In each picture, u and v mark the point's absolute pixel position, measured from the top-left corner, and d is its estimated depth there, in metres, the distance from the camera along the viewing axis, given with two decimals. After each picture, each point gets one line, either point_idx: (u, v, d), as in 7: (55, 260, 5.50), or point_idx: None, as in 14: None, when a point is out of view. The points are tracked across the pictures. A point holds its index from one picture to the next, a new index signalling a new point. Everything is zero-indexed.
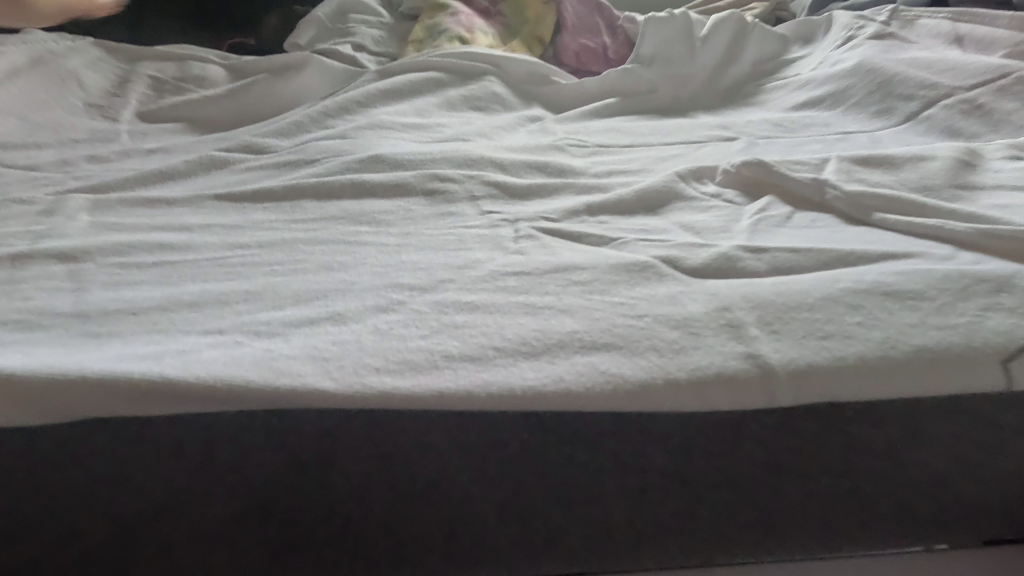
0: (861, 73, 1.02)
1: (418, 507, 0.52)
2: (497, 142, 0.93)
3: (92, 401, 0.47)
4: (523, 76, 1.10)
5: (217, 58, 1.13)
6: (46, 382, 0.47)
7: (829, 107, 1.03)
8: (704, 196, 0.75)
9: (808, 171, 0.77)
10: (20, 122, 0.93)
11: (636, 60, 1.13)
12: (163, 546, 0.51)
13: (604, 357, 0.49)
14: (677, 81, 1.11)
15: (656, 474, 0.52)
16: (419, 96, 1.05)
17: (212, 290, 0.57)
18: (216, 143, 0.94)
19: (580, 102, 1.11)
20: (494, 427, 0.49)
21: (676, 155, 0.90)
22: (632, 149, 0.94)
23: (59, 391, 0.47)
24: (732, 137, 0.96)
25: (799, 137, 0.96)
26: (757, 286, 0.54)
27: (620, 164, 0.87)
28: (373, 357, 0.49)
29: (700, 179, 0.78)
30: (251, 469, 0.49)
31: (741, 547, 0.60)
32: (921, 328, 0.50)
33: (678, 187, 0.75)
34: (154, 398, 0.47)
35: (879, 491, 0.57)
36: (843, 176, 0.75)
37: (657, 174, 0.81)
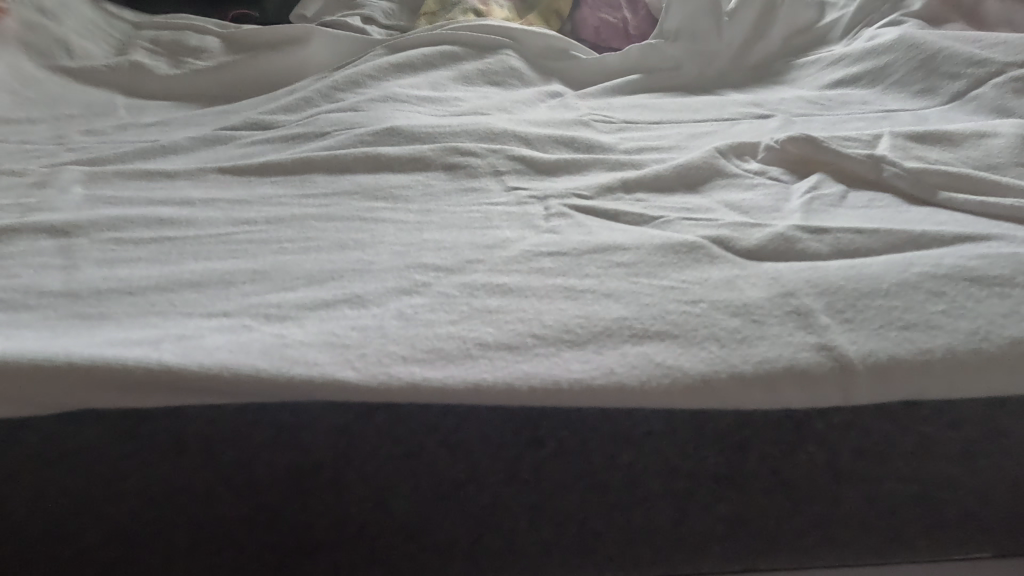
0: (902, 48, 0.91)
1: (443, 511, 0.47)
2: (518, 115, 0.87)
3: (80, 393, 0.42)
4: (544, 48, 1.03)
5: (218, 27, 1.07)
6: (27, 371, 0.41)
7: (867, 86, 0.93)
8: (748, 173, 0.68)
9: (860, 146, 0.70)
10: (13, 92, 0.88)
11: (659, 35, 1.03)
12: (165, 549, 0.47)
13: (658, 348, 0.44)
14: (702, 57, 1.01)
15: (707, 477, 0.47)
16: (435, 68, 0.98)
17: (216, 268, 0.52)
18: (220, 117, 0.88)
19: (600, 77, 1.02)
20: (532, 424, 0.44)
21: (710, 132, 0.83)
22: (661, 125, 0.87)
23: (42, 382, 0.41)
24: (767, 112, 0.88)
25: (837, 114, 0.87)
26: (823, 269, 0.49)
27: (650, 140, 0.79)
28: (397, 345, 0.44)
29: (741, 156, 0.71)
30: (261, 469, 0.44)
31: (791, 554, 0.55)
32: (1013, 318, 0.45)
33: (719, 163, 0.68)
34: (150, 390, 0.42)
35: (948, 497, 0.51)
36: (899, 152, 0.68)
37: (695, 149, 0.75)
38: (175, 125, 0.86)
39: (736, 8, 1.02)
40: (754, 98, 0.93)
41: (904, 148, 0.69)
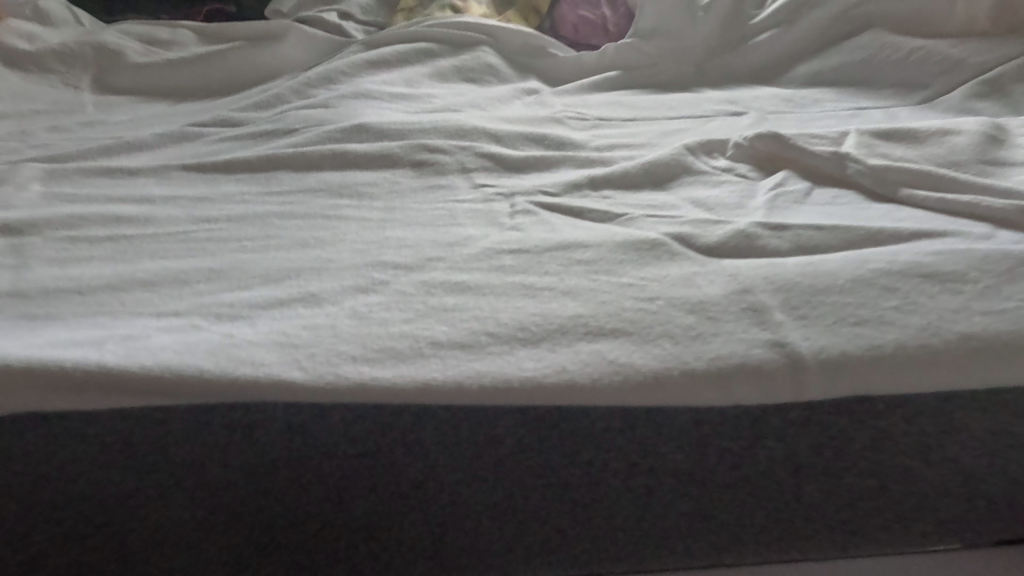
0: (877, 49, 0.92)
1: (402, 510, 0.47)
2: (490, 113, 0.87)
3: (18, 397, 0.41)
4: (519, 46, 1.03)
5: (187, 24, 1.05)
6: None
7: (841, 86, 0.93)
8: (715, 171, 0.68)
9: (826, 143, 0.71)
10: None
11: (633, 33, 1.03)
12: (119, 553, 0.46)
13: (613, 345, 0.44)
14: (677, 55, 1.01)
15: (665, 474, 0.47)
16: (407, 64, 0.97)
17: (172, 267, 0.51)
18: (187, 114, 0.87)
19: (575, 75, 1.02)
20: (487, 422, 0.43)
21: (681, 130, 0.83)
22: (634, 123, 0.87)
23: None
24: (739, 110, 0.88)
25: (809, 112, 0.88)
26: (780, 266, 0.49)
27: (621, 138, 0.79)
28: (350, 344, 0.43)
29: (709, 153, 0.71)
30: (214, 471, 0.44)
31: (755, 549, 0.55)
32: (964, 314, 0.45)
33: (687, 160, 0.69)
34: (95, 392, 0.41)
35: (906, 490, 0.52)
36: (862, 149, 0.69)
37: (665, 145, 0.75)
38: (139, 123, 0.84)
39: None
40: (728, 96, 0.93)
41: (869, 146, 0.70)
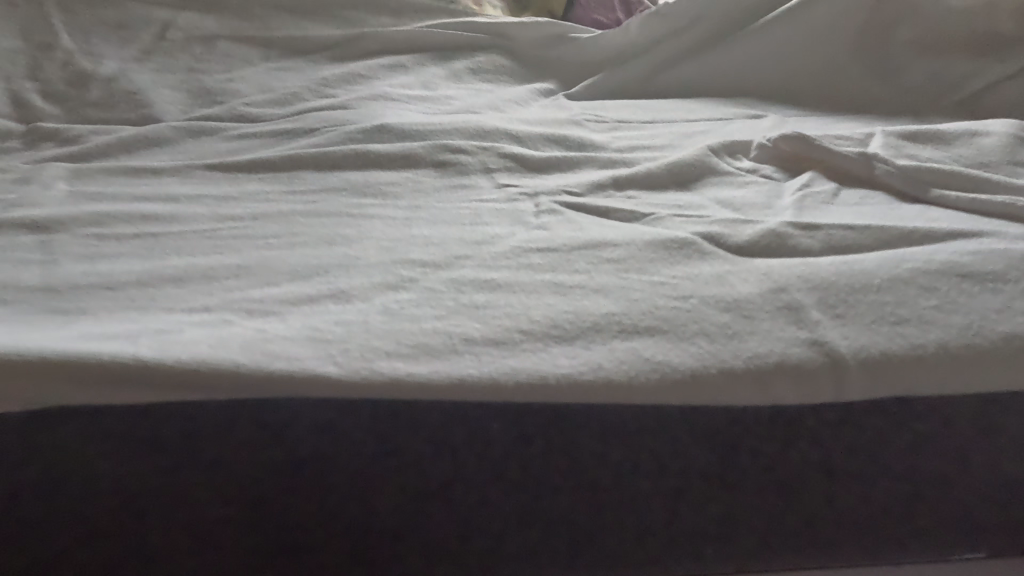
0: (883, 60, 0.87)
1: (430, 511, 0.46)
2: (511, 114, 0.86)
3: (54, 390, 0.41)
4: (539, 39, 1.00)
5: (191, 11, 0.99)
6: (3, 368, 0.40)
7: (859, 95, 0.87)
8: (740, 171, 0.68)
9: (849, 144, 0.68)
10: None
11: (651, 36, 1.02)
12: (144, 551, 0.46)
13: (647, 342, 0.43)
14: None
15: (698, 475, 0.47)
16: (426, 67, 0.97)
17: (199, 263, 0.51)
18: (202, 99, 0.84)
19: None
20: (518, 421, 0.43)
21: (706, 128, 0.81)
22: (653, 125, 0.86)
23: (18, 378, 0.40)
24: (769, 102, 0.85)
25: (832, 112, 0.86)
26: (814, 265, 0.48)
27: (642, 139, 0.78)
28: (382, 340, 0.43)
29: (733, 153, 0.71)
30: (241, 468, 0.43)
31: (784, 555, 0.54)
32: (1007, 314, 0.44)
33: (711, 161, 0.68)
34: (130, 385, 0.41)
35: (943, 495, 0.51)
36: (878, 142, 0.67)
37: (689, 146, 0.74)
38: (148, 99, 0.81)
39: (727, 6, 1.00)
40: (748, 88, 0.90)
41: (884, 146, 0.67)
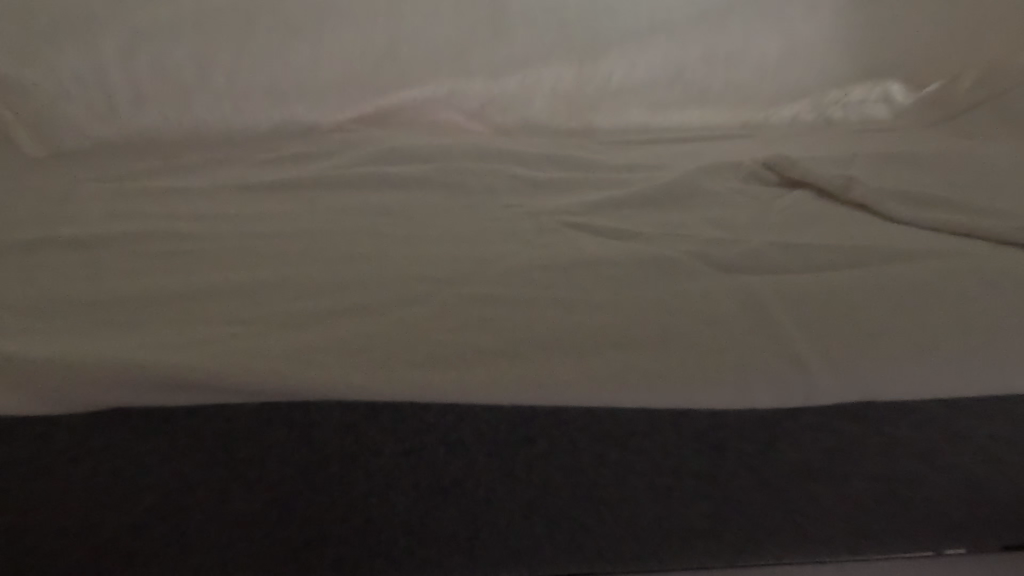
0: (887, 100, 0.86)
1: (442, 507, 0.52)
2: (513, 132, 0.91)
3: (118, 393, 0.46)
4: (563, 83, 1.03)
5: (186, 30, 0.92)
6: (78, 371, 0.45)
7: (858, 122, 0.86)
8: (731, 191, 0.72)
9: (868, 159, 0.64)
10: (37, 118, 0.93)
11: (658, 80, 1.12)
12: (185, 539, 0.52)
13: (637, 353, 0.48)
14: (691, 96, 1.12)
15: (686, 473, 0.51)
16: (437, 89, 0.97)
17: (230, 280, 0.55)
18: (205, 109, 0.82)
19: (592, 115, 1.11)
20: (523, 423, 0.48)
21: (699, 138, 0.85)
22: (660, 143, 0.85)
23: (87, 381, 0.45)
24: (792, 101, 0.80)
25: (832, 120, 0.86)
26: (790, 281, 0.53)
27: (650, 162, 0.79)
28: (402, 350, 0.48)
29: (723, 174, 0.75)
30: (274, 466, 0.48)
31: (763, 545, 0.60)
32: (960, 328, 0.49)
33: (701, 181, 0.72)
34: (186, 390, 0.46)
35: (909, 493, 0.56)
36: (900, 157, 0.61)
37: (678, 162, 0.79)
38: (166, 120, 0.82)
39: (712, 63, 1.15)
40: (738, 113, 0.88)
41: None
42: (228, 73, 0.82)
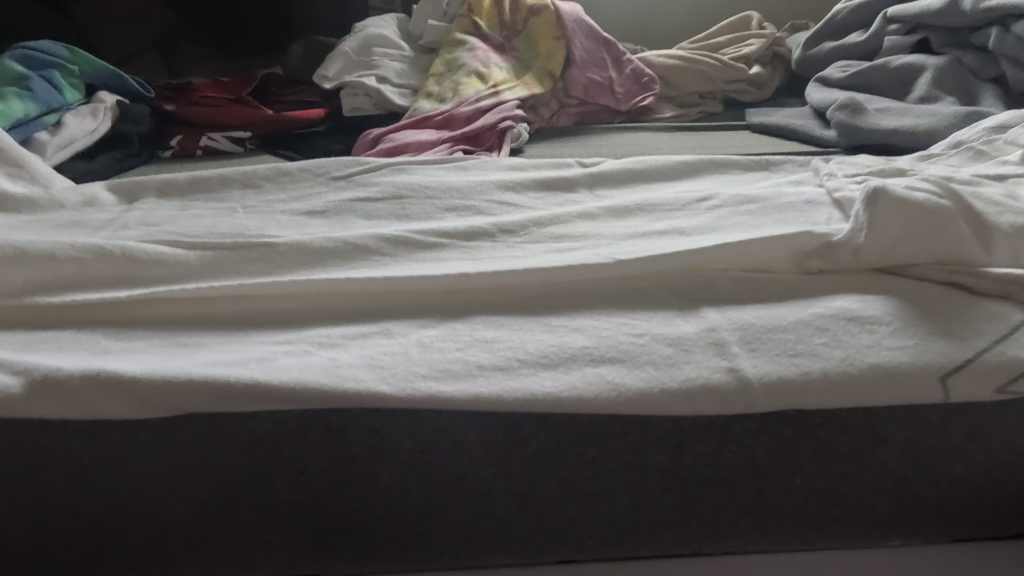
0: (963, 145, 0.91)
1: (451, 499, 0.63)
2: (505, 161, 1.00)
3: (194, 401, 0.56)
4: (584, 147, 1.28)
5: (283, 134, 1.28)
6: (158, 383, 0.55)
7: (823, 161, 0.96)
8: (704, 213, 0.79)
9: (857, 229, 0.67)
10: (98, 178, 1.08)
11: (645, 135, 1.34)
12: (236, 524, 0.62)
13: (609, 369, 0.58)
14: (674, 144, 1.27)
15: (653, 469, 0.62)
16: (444, 176, 0.94)
17: (271, 309, 0.65)
18: (242, 174, 0.93)
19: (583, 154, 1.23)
20: (518, 427, 0.59)
21: (680, 173, 0.94)
22: (653, 185, 0.92)
23: (168, 389, 0.55)
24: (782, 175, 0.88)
25: (795, 160, 0.97)
26: (741, 311, 0.64)
27: (642, 196, 0.85)
28: (418, 366, 0.58)
29: (704, 200, 0.82)
30: (312, 460, 0.59)
31: (727, 539, 0.69)
32: (875, 348, 0.60)
33: (679, 204, 0.82)
34: (248, 398, 0.56)
35: (848, 491, 0.65)
36: (891, 198, 0.65)
37: (657, 192, 0.88)
38: (211, 176, 0.93)
39: (694, 127, 1.38)
40: (724, 162, 0.96)
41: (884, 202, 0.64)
42: (270, 166, 0.96)
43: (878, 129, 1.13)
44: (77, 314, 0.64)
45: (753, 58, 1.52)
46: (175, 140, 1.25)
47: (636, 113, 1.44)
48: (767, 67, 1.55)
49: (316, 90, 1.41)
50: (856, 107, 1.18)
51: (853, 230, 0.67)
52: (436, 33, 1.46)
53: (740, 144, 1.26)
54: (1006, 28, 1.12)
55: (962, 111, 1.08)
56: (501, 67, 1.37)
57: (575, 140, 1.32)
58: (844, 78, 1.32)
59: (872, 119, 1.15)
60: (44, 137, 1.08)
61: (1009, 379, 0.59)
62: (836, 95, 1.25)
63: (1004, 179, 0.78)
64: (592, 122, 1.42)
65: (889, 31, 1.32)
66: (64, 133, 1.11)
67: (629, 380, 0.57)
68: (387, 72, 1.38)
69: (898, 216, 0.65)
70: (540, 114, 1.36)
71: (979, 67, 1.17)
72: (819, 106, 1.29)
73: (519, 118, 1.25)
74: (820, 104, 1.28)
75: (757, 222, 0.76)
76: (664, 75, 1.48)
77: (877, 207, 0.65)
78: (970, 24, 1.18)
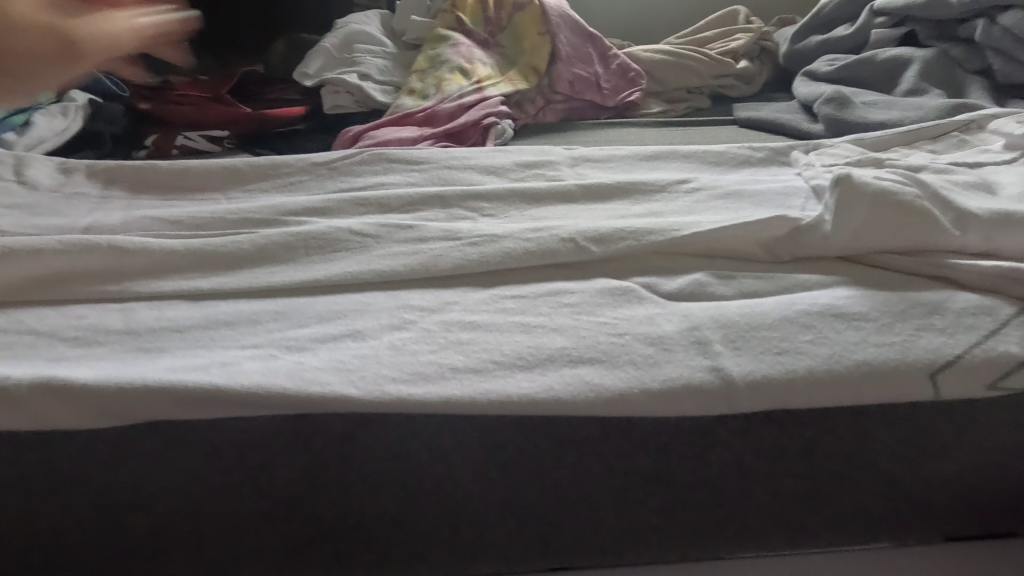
0: (950, 138, 0.90)
1: (429, 507, 0.60)
2: None
3: (153, 407, 0.53)
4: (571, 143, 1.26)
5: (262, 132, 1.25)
6: (115, 391, 0.53)
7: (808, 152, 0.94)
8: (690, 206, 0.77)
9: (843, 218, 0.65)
10: None
11: (630, 129, 1.32)
12: (201, 537, 0.60)
13: (588, 370, 0.56)
14: (659, 140, 1.26)
15: (636, 474, 0.60)
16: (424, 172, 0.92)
17: (244, 309, 0.62)
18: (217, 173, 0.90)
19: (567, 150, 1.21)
20: (496, 431, 0.56)
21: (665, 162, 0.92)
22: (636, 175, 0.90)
23: (125, 396, 0.53)
24: (764, 169, 0.87)
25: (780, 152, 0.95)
26: (725, 308, 0.62)
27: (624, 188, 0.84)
28: (389, 369, 0.56)
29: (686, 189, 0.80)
30: (281, 471, 0.57)
31: (714, 543, 0.67)
32: (862, 345, 0.58)
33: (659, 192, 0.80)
34: (211, 404, 0.53)
35: (836, 493, 0.63)
36: (856, 184, 0.66)
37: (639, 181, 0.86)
38: None
39: (680, 122, 1.36)
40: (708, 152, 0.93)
41: (871, 204, 0.65)
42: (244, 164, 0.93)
43: (866, 123, 1.12)
44: (29, 317, 0.61)
45: (740, 52, 1.50)
46: (150, 138, 1.21)
47: (623, 109, 1.42)
48: (753, 61, 1.53)
49: (295, 87, 1.38)
50: (843, 101, 1.17)
51: (819, 216, 0.67)
52: (419, 29, 1.44)
53: (728, 141, 1.25)
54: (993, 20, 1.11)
55: (947, 104, 1.07)
56: (485, 63, 1.35)
57: (560, 136, 1.30)
58: (833, 71, 1.29)
59: (859, 112, 1.14)
60: (11, 138, 1.08)
61: (999, 375, 0.57)
62: (824, 89, 1.23)
63: (982, 167, 0.78)
64: (577, 118, 1.40)
65: (876, 23, 1.30)
66: (31, 134, 1.11)
67: (607, 381, 0.55)
68: (368, 68, 1.36)
69: (868, 202, 0.65)
70: (526, 111, 1.34)
71: (967, 60, 1.16)
72: (806, 100, 1.27)
73: (502, 113, 1.23)
74: (806, 97, 1.27)
75: (736, 205, 0.75)
76: (650, 69, 1.46)
77: (843, 191, 0.65)
78: (958, 15, 1.17)
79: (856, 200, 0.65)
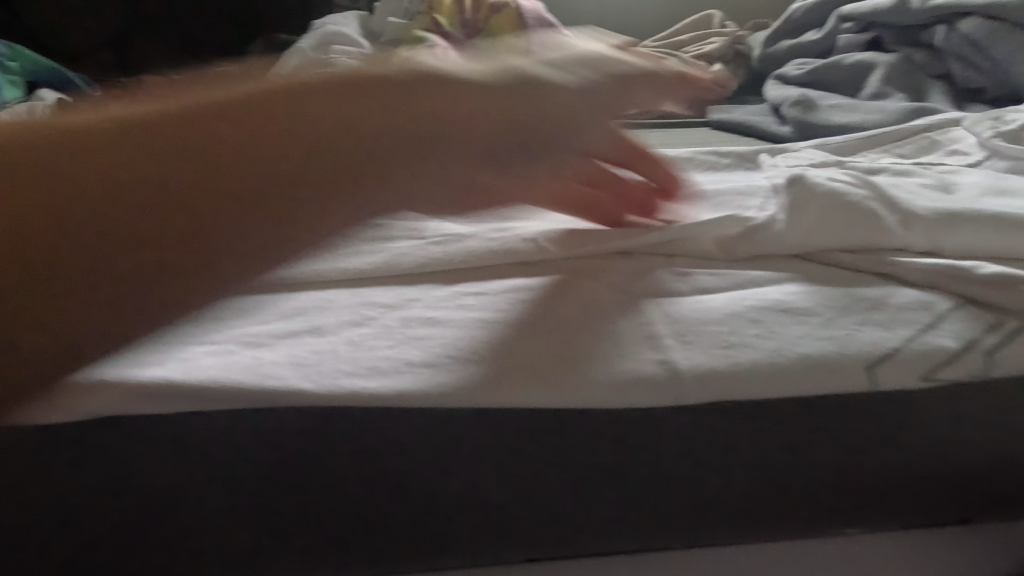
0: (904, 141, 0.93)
1: (389, 500, 0.61)
2: None
3: (112, 401, 0.54)
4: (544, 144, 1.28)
5: None
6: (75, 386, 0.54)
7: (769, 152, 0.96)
8: None
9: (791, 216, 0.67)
10: None
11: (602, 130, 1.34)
12: (162, 533, 0.60)
13: (541, 363, 0.58)
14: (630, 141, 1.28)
15: (593, 465, 0.62)
16: None
17: None
18: None
19: None
20: (453, 424, 0.58)
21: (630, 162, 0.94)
22: None
23: (85, 391, 0.54)
24: (725, 169, 0.89)
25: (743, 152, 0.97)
26: (678, 303, 0.63)
27: None
28: (346, 364, 0.57)
29: None
30: (241, 465, 0.58)
31: (672, 533, 0.69)
32: (805, 339, 0.60)
33: None
34: (170, 398, 0.55)
35: (786, 483, 0.66)
36: (809, 186, 0.68)
37: None
38: None
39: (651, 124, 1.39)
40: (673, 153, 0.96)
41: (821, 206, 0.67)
42: None
43: (828, 125, 1.15)
44: None
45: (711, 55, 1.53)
46: None
47: None
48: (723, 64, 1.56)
49: None
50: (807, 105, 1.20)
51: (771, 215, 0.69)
52: (394, 30, 1.45)
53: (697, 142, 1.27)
54: (952, 26, 1.16)
55: (904, 108, 1.11)
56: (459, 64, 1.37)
57: None
58: (800, 74, 1.32)
59: (822, 115, 1.17)
60: None
61: (931, 367, 0.60)
62: (789, 92, 1.27)
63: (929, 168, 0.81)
64: None
65: (842, 29, 1.34)
66: None
67: (557, 376, 0.58)
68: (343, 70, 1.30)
69: (818, 203, 0.67)
70: None
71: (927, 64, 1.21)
72: (773, 103, 1.31)
73: None
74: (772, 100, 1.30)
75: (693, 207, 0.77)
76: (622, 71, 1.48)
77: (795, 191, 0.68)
78: (920, 21, 1.22)
79: (806, 201, 0.68)
